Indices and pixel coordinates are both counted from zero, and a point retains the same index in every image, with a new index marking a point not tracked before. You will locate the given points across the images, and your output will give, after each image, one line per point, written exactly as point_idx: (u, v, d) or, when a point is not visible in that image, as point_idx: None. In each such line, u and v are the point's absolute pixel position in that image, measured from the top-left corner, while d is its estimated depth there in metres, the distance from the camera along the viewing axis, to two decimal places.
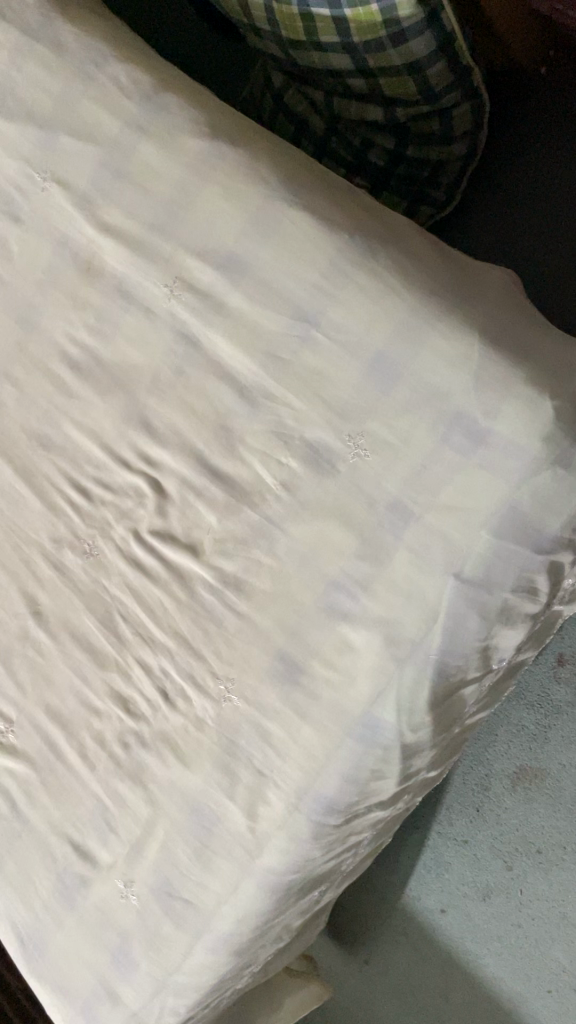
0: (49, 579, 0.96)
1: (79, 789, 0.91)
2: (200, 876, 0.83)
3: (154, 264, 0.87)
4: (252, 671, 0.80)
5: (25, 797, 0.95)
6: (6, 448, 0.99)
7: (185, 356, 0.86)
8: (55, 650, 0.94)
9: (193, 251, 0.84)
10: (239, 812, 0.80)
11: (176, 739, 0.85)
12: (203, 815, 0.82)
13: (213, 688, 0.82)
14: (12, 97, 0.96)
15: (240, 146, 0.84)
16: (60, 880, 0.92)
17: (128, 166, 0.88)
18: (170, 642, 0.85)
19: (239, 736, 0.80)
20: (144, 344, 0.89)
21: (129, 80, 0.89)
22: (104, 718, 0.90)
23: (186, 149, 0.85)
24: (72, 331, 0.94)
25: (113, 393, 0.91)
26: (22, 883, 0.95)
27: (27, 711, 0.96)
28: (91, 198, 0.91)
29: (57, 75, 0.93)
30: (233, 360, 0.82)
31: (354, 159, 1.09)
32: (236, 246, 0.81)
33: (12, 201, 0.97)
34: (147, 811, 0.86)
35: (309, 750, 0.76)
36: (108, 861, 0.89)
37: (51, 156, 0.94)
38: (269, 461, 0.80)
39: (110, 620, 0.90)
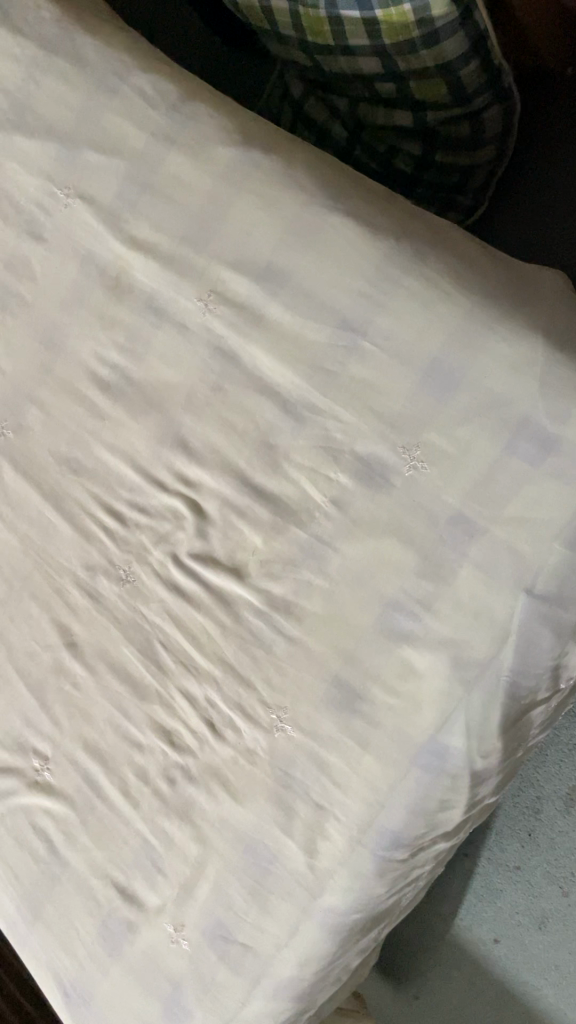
0: (83, 609, 0.92)
1: (122, 828, 0.87)
2: (256, 917, 0.78)
3: (186, 277, 0.83)
4: (306, 699, 0.76)
5: (64, 837, 0.91)
6: (33, 474, 0.96)
7: (222, 371, 0.82)
8: (92, 682, 0.90)
9: (227, 262, 0.81)
10: (297, 849, 0.76)
11: (226, 773, 0.80)
12: (257, 853, 0.78)
13: (264, 717, 0.78)
14: (31, 113, 0.93)
15: (273, 154, 0.81)
16: (104, 926, 0.87)
17: (155, 178, 0.85)
18: (216, 670, 0.81)
19: (294, 768, 0.76)
20: (178, 361, 0.85)
21: (154, 91, 0.87)
22: (148, 753, 0.86)
23: (217, 158, 0.82)
24: (99, 349, 0.91)
25: (146, 413, 0.88)
26: (63, 929, 0.90)
27: (63, 747, 0.92)
28: (117, 212, 0.88)
29: (79, 89, 0.90)
30: (275, 375, 0.79)
31: (379, 167, 1.06)
32: (274, 256, 0.78)
33: (33, 219, 0.95)
34: (197, 850, 0.82)
35: (371, 781, 0.72)
36: (156, 904, 0.84)
37: (73, 171, 0.91)
38: (317, 477, 0.76)
39: (150, 649, 0.87)
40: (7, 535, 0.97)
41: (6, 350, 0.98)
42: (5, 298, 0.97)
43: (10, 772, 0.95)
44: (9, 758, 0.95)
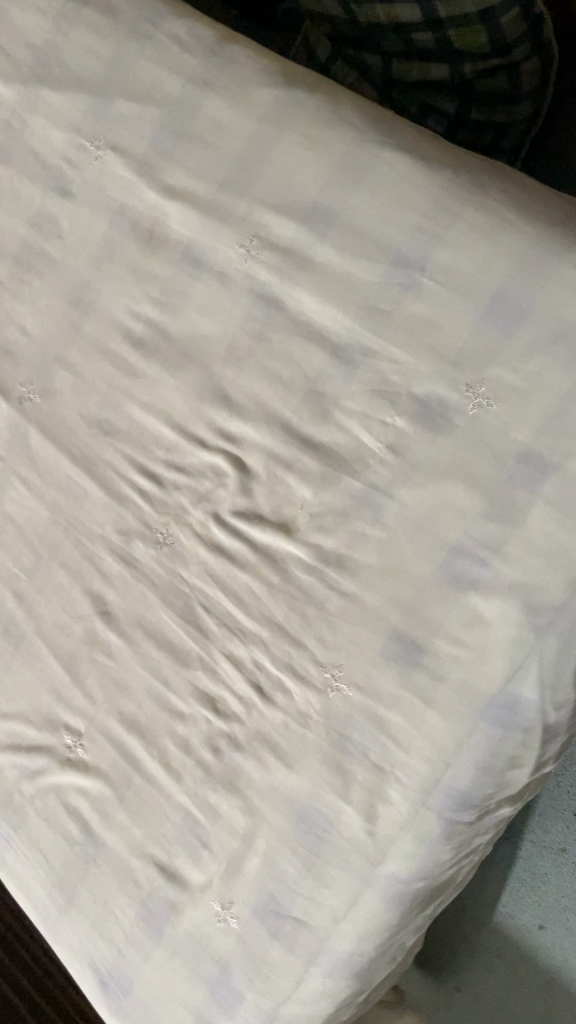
0: (117, 576, 0.88)
1: (162, 804, 0.83)
2: (312, 890, 0.74)
3: (227, 224, 0.80)
4: (363, 655, 0.72)
5: (99, 817, 0.87)
6: (61, 438, 0.92)
7: (267, 318, 0.79)
8: (128, 652, 0.86)
9: (271, 206, 0.78)
10: (355, 814, 0.72)
11: (276, 739, 0.76)
12: (312, 821, 0.74)
13: (318, 677, 0.74)
14: (59, 66, 0.90)
15: (319, 92, 0.78)
16: (144, 908, 0.83)
17: (192, 123, 0.82)
18: (264, 632, 0.78)
19: (350, 729, 0.72)
20: (218, 312, 0.82)
21: (189, 36, 0.84)
22: (190, 722, 0.82)
23: (258, 100, 0.79)
24: (133, 305, 0.87)
25: (184, 369, 0.84)
26: (99, 914, 0.86)
27: (98, 721, 0.87)
28: (151, 161, 0.85)
29: (109, 38, 0.87)
30: (324, 319, 0.76)
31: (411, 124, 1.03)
32: (322, 196, 0.75)
33: (61, 175, 0.92)
34: (246, 822, 0.78)
35: (436, 740, 0.69)
36: (201, 882, 0.80)
37: (103, 122, 0.87)
38: (371, 423, 0.73)
39: (191, 613, 0.83)
40: (36, 503, 0.94)
41: (32, 312, 0.94)
42: (31, 259, 0.94)
43: (40, 751, 0.91)
44: (39, 736, 0.91)
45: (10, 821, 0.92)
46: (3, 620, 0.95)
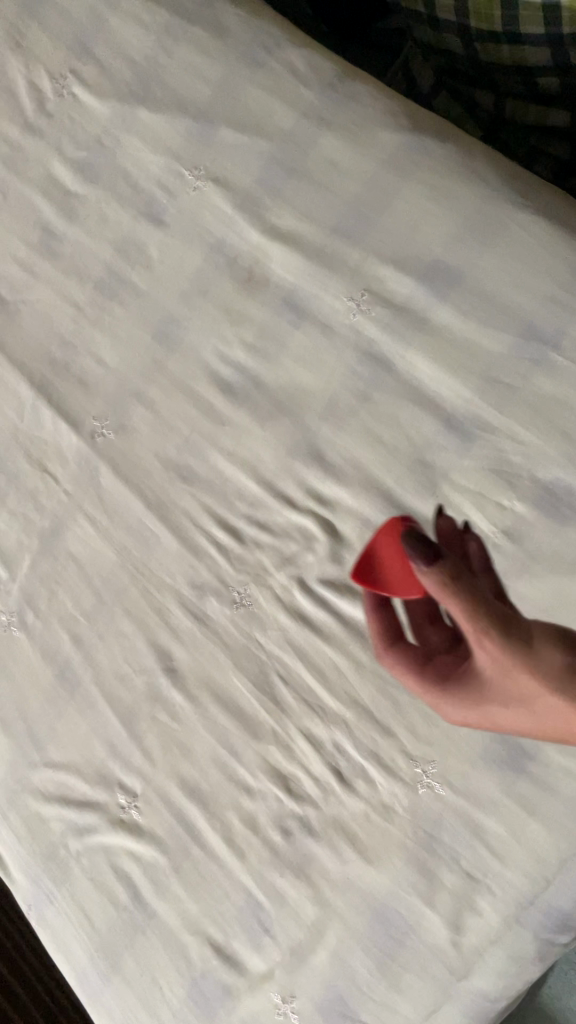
0: (187, 632, 0.83)
1: (222, 880, 0.77)
2: (385, 996, 0.70)
3: (336, 272, 0.75)
4: (461, 755, 0.70)
5: (152, 885, 0.80)
6: (134, 479, 0.87)
7: (373, 378, 0.74)
8: (194, 715, 0.81)
9: (388, 259, 0.73)
10: (439, 921, 0.69)
11: (354, 829, 0.72)
12: (389, 922, 0.70)
13: (406, 771, 0.71)
14: (159, 85, 0.85)
15: (449, 144, 0.74)
16: (196, 988, 0.76)
17: (306, 163, 0.78)
18: (348, 714, 0.74)
19: (440, 830, 0.70)
20: (318, 366, 0.77)
21: (307, 68, 0.80)
22: (259, 798, 0.77)
23: (381, 144, 0.75)
24: (224, 349, 0.82)
25: (276, 420, 0.79)
26: (145, 990, 0.78)
27: (156, 785, 0.81)
28: (257, 197, 0.80)
29: (219, 62, 0.82)
30: (438, 385, 0.71)
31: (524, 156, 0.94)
32: (446, 255, 0.71)
33: (154, 202, 0.87)
34: (315, 912, 0.73)
35: (536, 852, 0.67)
36: (260, 969, 0.74)
37: (205, 150, 0.82)
38: (484, 503, 0.68)
39: (267, 684, 0.78)
40: (102, 543, 0.88)
41: (111, 342, 0.89)
42: (114, 287, 0.89)
43: (90, 806, 0.83)
44: (90, 791, 0.83)
45: (51, 875, 0.84)
46: (57, 662, 0.88)
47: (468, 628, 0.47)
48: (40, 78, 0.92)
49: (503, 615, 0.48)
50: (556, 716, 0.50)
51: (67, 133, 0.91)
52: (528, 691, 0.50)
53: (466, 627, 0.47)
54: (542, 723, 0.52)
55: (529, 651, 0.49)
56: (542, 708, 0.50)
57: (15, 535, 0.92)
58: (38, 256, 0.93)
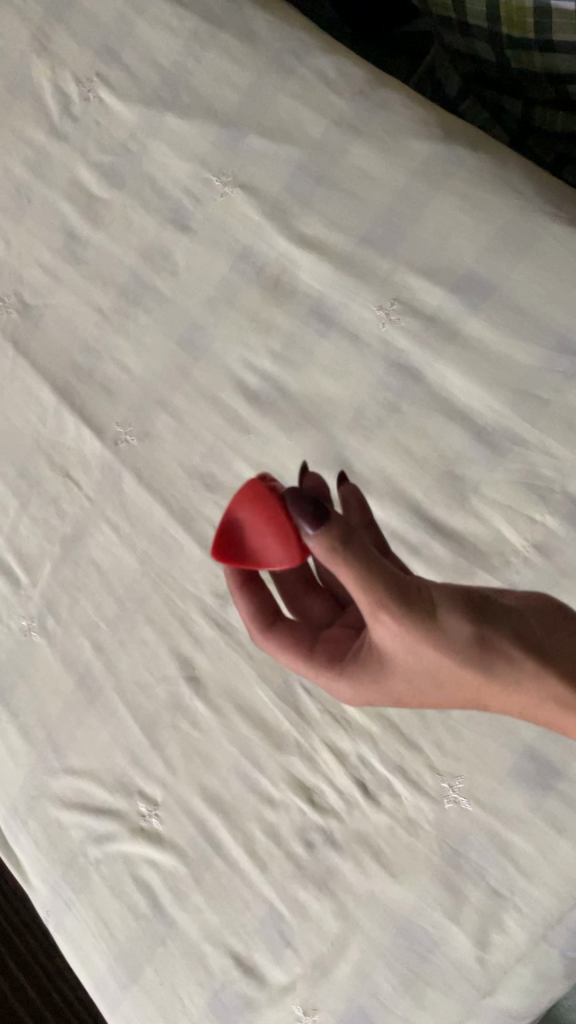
0: (210, 641, 0.83)
1: (244, 892, 0.76)
2: (408, 1012, 0.69)
3: (365, 282, 0.75)
4: (487, 771, 0.69)
5: (172, 895, 0.79)
6: (157, 487, 0.86)
7: (402, 389, 0.73)
8: (216, 724, 0.81)
9: (417, 269, 0.72)
10: (465, 938, 0.68)
11: (378, 843, 0.72)
12: (414, 938, 0.70)
13: (432, 786, 0.71)
14: (186, 91, 0.85)
15: (481, 152, 0.73)
16: (216, 1000, 0.75)
17: (335, 171, 0.77)
18: (373, 727, 0.74)
19: (467, 846, 0.69)
20: (346, 375, 0.76)
21: (338, 75, 0.79)
22: (281, 809, 0.76)
23: (413, 152, 0.74)
24: (250, 358, 0.82)
25: (301, 429, 0.78)
26: (165, 1000, 0.78)
27: (177, 795, 0.81)
28: (285, 205, 0.79)
29: (248, 67, 0.82)
30: (468, 397, 0.70)
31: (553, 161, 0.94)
32: (477, 265, 0.70)
33: (180, 208, 0.86)
34: (338, 926, 0.72)
35: (565, 870, 0.66)
36: (282, 981, 0.74)
37: (233, 157, 0.82)
38: (516, 516, 0.68)
39: (290, 695, 0.78)
40: (124, 550, 0.88)
41: (136, 349, 0.89)
42: (139, 293, 0.89)
43: (109, 814, 0.83)
44: (110, 798, 0.83)
45: (71, 883, 0.84)
46: (77, 669, 0.88)
47: (363, 602, 0.46)
48: (66, 82, 0.92)
49: (399, 588, 0.47)
50: (459, 687, 0.50)
51: (93, 138, 0.91)
52: (436, 666, 0.48)
53: (362, 602, 0.46)
54: (446, 695, 0.51)
55: (433, 627, 0.47)
56: (447, 680, 0.50)
57: (37, 541, 0.92)
58: (62, 262, 0.92)
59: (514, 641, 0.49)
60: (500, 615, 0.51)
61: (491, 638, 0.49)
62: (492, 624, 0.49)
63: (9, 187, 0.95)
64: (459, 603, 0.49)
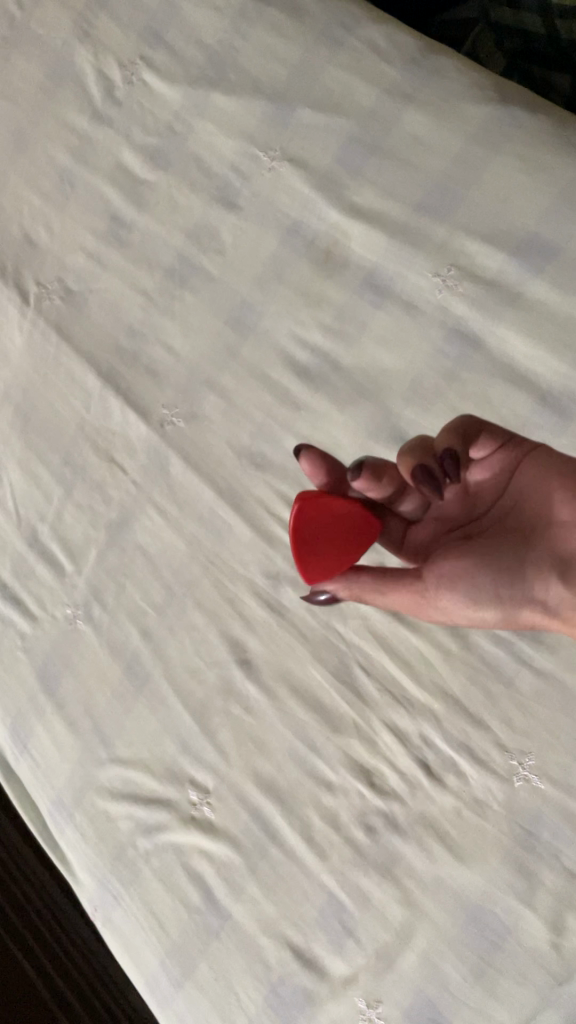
0: (262, 623, 0.80)
1: (301, 881, 0.73)
2: (480, 1003, 0.66)
3: (422, 250, 0.74)
4: (560, 745, 0.68)
5: (227, 886, 0.75)
6: (205, 467, 0.84)
7: (461, 357, 0.73)
8: (270, 708, 0.78)
9: (475, 234, 0.72)
10: (539, 923, 0.66)
11: (444, 826, 0.70)
12: (484, 924, 0.67)
13: (501, 764, 0.69)
14: (233, 68, 0.84)
15: (539, 114, 0.73)
16: (275, 995, 0.72)
17: (388, 141, 0.77)
18: (436, 706, 0.72)
19: (539, 826, 0.67)
20: (403, 346, 0.75)
21: (388, 44, 0.79)
22: (339, 794, 0.74)
23: (468, 117, 0.74)
24: (301, 332, 0.81)
25: (356, 403, 0.77)
26: (220, 997, 0.73)
27: (230, 782, 0.77)
28: (337, 178, 0.79)
29: (296, 41, 0.82)
30: (531, 363, 0.70)
31: None
32: (539, 227, 0.70)
33: (227, 185, 0.85)
34: (402, 915, 0.69)
35: None
36: (344, 974, 0.70)
37: (282, 131, 0.82)
38: None
39: (348, 674, 0.76)
40: (171, 534, 0.85)
41: (181, 329, 0.87)
42: (186, 273, 0.87)
43: (160, 804, 0.79)
44: (159, 787, 0.79)
45: (119, 876, 0.80)
46: (125, 658, 0.85)
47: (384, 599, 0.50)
48: (109, 66, 0.92)
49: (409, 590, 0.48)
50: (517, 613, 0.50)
51: (137, 120, 0.90)
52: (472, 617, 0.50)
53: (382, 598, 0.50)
54: None
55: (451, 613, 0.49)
56: None
57: (80, 528, 0.89)
58: (106, 245, 0.91)
59: (541, 611, 0.47)
60: (538, 581, 0.46)
61: (508, 612, 0.47)
62: (514, 596, 0.47)
63: (52, 173, 0.94)
64: (470, 585, 0.46)
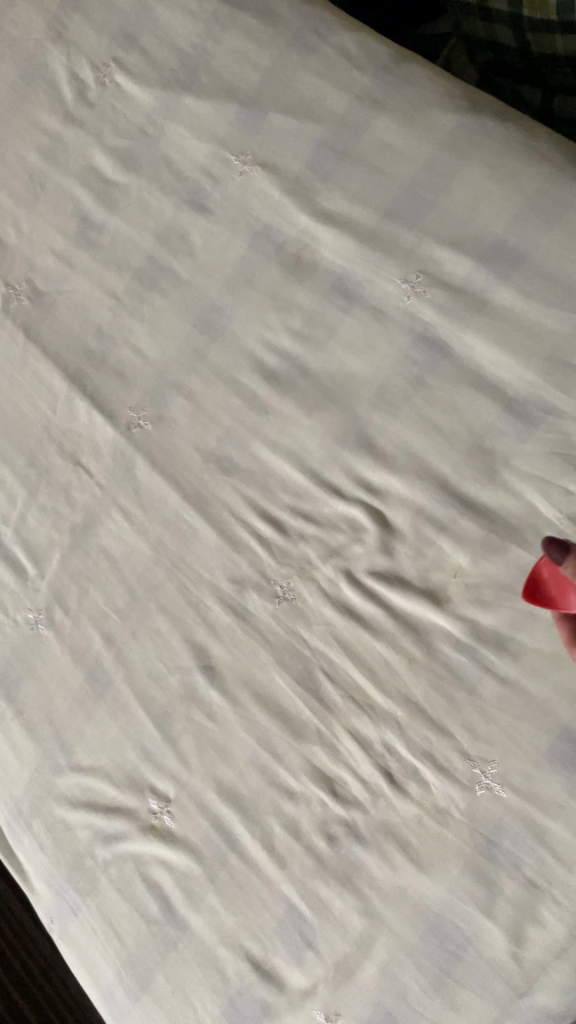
0: (225, 628, 0.78)
1: (261, 891, 0.72)
2: (439, 1014, 0.66)
3: (390, 256, 0.74)
4: (521, 753, 0.66)
5: (186, 896, 0.74)
6: (171, 470, 0.83)
7: (428, 363, 0.73)
8: (232, 714, 0.76)
9: (444, 240, 0.73)
10: (499, 934, 0.65)
11: (405, 834, 0.69)
12: (444, 935, 0.66)
13: (463, 771, 0.68)
14: (205, 72, 0.84)
15: (509, 124, 0.74)
16: (233, 1007, 0.71)
17: (359, 146, 0.77)
18: (399, 712, 0.71)
19: (500, 835, 0.66)
20: (371, 351, 0.75)
21: (360, 51, 0.79)
22: (301, 802, 0.72)
23: (438, 125, 0.75)
24: (270, 337, 0.80)
25: (323, 408, 0.77)
26: (176, 1008, 0.72)
27: (191, 790, 0.76)
28: (307, 183, 0.79)
29: (269, 47, 0.82)
30: (498, 369, 0.70)
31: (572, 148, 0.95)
32: (507, 235, 0.71)
33: (197, 188, 0.85)
34: (362, 926, 0.68)
35: None
36: (302, 985, 0.69)
37: (253, 134, 0.81)
38: (550, 490, 0.68)
39: (311, 681, 0.74)
40: (136, 538, 0.84)
41: (150, 332, 0.87)
42: (155, 275, 0.87)
43: (119, 813, 0.77)
44: (119, 795, 0.78)
45: (77, 886, 0.78)
46: (87, 663, 0.83)
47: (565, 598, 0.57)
48: (81, 67, 0.91)
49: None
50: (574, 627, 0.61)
51: (109, 122, 0.90)
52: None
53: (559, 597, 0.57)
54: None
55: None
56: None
57: (44, 531, 0.88)
58: (76, 247, 0.91)
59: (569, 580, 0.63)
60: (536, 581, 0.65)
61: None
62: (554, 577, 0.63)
63: (22, 174, 0.94)
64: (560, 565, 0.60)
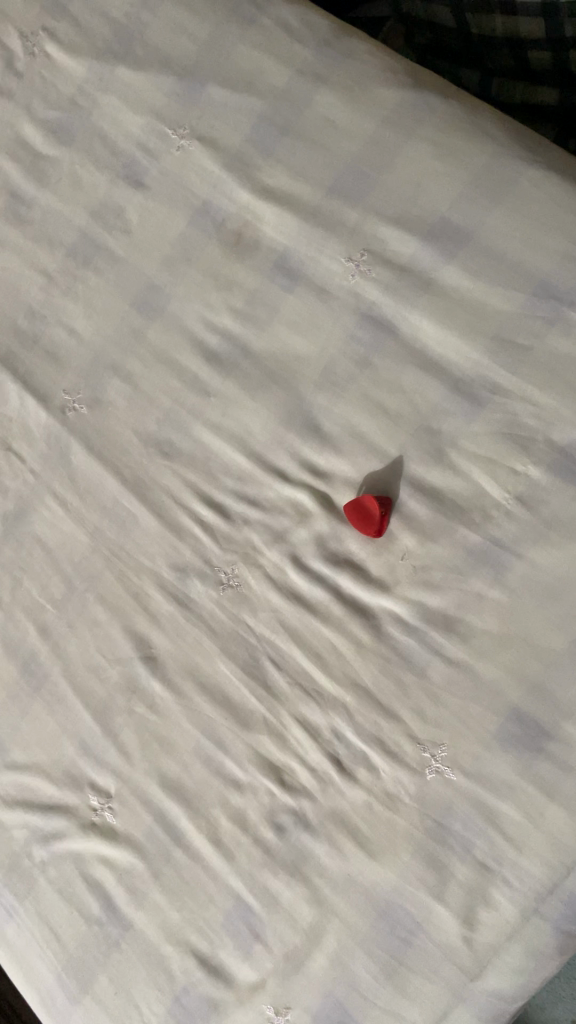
0: (167, 616, 0.76)
1: (207, 885, 0.70)
2: (390, 1001, 0.65)
3: (335, 234, 0.73)
4: (471, 734, 0.65)
5: (128, 894, 0.72)
6: (109, 455, 0.80)
7: (373, 342, 0.72)
8: (175, 705, 0.74)
9: (388, 218, 0.72)
10: (451, 917, 0.64)
11: (354, 821, 0.67)
12: (395, 921, 0.65)
13: (413, 757, 0.66)
14: (140, 42, 0.82)
15: (452, 101, 0.73)
16: (179, 1005, 0.69)
17: (301, 122, 0.76)
18: (347, 697, 0.69)
19: (451, 818, 0.64)
20: (315, 331, 0.74)
21: (301, 24, 0.78)
22: (248, 793, 0.71)
23: (381, 101, 0.73)
24: (211, 316, 0.78)
25: (267, 390, 0.75)
26: (120, 1009, 0.70)
27: (133, 784, 0.74)
28: (247, 159, 0.77)
29: (206, 17, 0.80)
30: (444, 348, 0.70)
31: None
32: (453, 214, 0.70)
33: (133, 162, 0.82)
34: (312, 916, 0.67)
35: (556, 840, 0.61)
36: (250, 979, 0.68)
37: (190, 107, 0.79)
38: (496, 470, 0.67)
39: (256, 668, 0.72)
40: (72, 526, 0.81)
41: (84, 310, 0.83)
42: (89, 252, 0.83)
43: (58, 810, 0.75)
44: (57, 792, 0.76)
45: (14, 889, 0.76)
46: (22, 657, 0.80)
47: None
48: (9, 36, 0.87)
49: None
50: None
51: (38, 93, 0.86)
52: None
53: None
54: None
55: None
56: None
57: None
58: (4, 222, 0.87)
59: None
60: None
61: None
62: None
63: None
64: None
